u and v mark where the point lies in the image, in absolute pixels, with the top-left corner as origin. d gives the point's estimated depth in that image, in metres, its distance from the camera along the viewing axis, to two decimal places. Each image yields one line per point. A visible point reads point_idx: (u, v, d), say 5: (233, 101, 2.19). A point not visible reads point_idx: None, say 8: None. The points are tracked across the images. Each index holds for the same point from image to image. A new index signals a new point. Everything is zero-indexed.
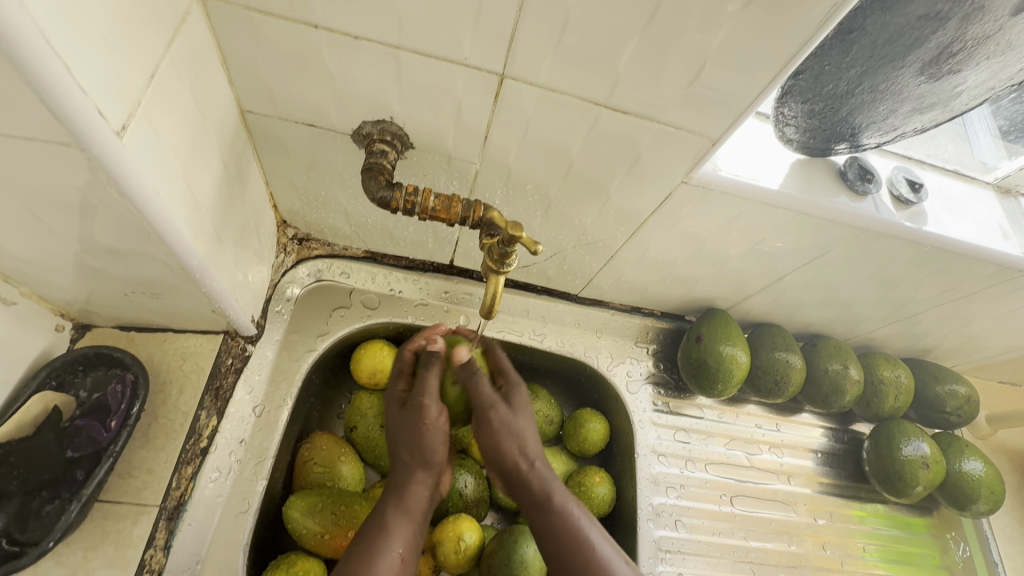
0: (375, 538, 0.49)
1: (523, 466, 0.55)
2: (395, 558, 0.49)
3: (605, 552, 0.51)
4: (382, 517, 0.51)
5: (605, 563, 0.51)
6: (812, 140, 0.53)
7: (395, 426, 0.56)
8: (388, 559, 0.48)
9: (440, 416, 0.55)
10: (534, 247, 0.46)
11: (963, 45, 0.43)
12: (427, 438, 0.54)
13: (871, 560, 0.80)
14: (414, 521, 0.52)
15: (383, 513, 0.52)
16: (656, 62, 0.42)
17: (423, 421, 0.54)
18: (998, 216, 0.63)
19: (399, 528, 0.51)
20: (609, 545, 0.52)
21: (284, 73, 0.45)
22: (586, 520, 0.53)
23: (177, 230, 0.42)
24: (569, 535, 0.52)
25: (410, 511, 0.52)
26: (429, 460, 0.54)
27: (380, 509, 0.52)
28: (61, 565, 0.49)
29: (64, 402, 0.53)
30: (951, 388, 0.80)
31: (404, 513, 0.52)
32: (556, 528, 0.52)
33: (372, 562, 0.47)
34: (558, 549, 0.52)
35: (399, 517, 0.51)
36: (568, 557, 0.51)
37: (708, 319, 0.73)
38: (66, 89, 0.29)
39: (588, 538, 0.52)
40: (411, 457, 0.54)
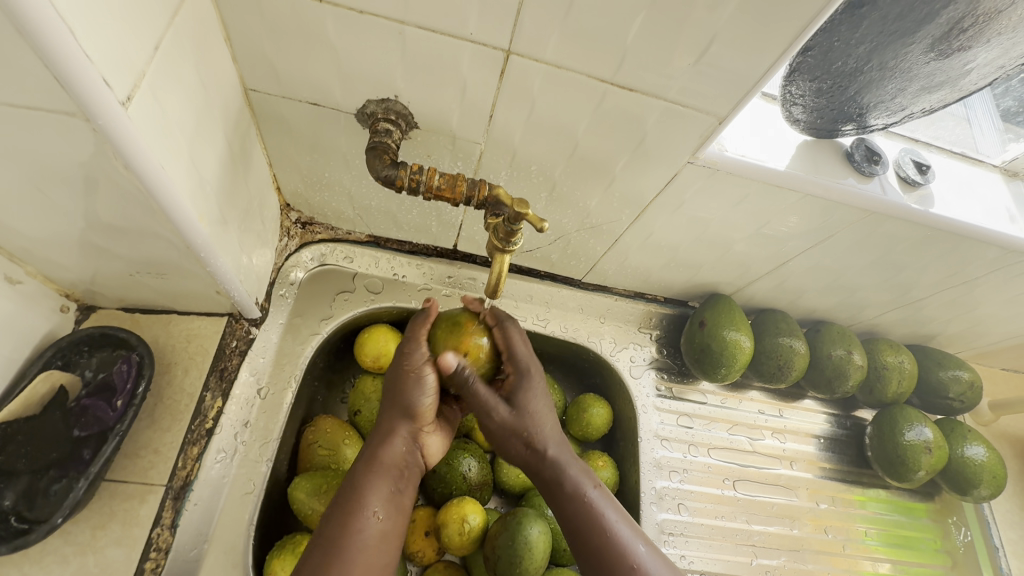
0: (350, 498, 0.47)
1: (534, 451, 0.52)
2: (371, 520, 0.46)
3: (622, 531, 0.49)
4: (357, 476, 0.49)
5: (622, 542, 0.48)
6: (819, 120, 0.52)
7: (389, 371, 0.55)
8: (363, 522, 0.46)
9: (426, 364, 0.53)
10: (540, 224, 0.46)
11: (974, 20, 0.43)
12: (410, 389, 0.52)
13: (872, 544, 0.81)
14: (391, 480, 0.50)
15: (359, 471, 0.49)
16: (663, 39, 0.41)
17: (409, 367, 0.53)
18: (1005, 199, 0.62)
19: (375, 487, 0.48)
20: (626, 524, 0.50)
21: (287, 49, 0.45)
22: (603, 501, 0.51)
23: (182, 207, 0.42)
24: (584, 516, 0.50)
25: (388, 470, 0.50)
26: (412, 413, 0.52)
27: (356, 467, 0.50)
28: (70, 543, 0.50)
29: (70, 381, 0.53)
30: (954, 373, 0.80)
31: (382, 473, 0.49)
32: (571, 509, 0.50)
33: (344, 523, 0.46)
34: (574, 527, 0.50)
35: (375, 474, 0.49)
36: (584, 536, 0.49)
37: (712, 304, 0.73)
38: (70, 55, 0.29)
39: (604, 518, 0.49)
40: (395, 407, 0.52)
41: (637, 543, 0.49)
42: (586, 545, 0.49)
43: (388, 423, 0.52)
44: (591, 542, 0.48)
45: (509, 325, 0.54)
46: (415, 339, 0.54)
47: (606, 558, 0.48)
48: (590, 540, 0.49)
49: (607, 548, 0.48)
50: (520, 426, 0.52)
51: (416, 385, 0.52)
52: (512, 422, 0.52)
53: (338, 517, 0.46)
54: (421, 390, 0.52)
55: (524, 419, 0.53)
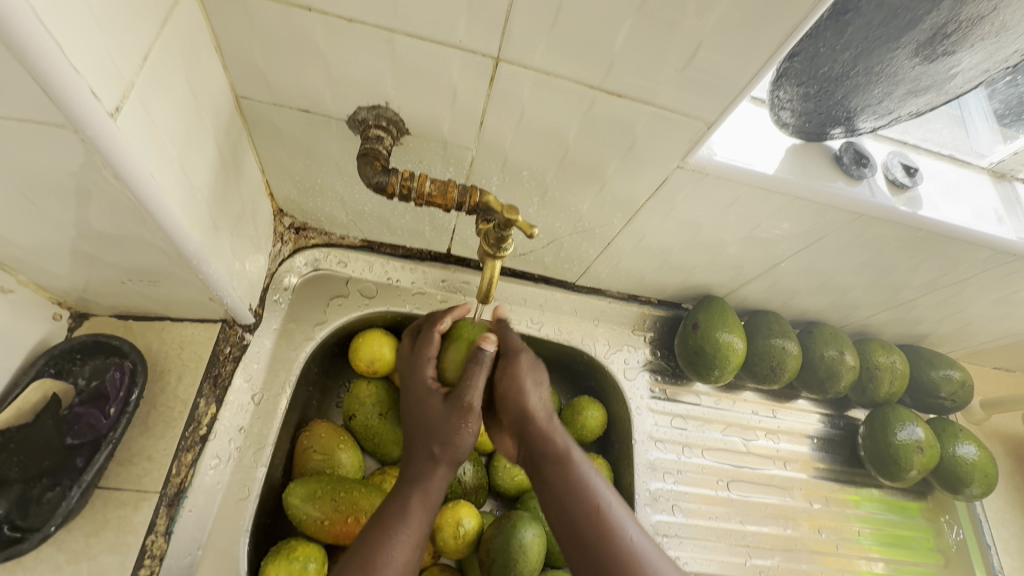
0: (387, 526, 0.48)
1: (540, 419, 0.54)
2: (407, 548, 0.48)
3: (616, 510, 0.50)
4: (397, 508, 0.49)
5: (616, 521, 0.49)
6: (808, 124, 0.53)
7: (420, 412, 0.54)
8: (400, 549, 0.47)
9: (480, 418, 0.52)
10: (530, 230, 0.47)
11: (957, 26, 0.43)
12: (455, 429, 0.52)
13: (866, 543, 0.81)
14: (428, 509, 0.51)
15: (400, 504, 0.50)
16: (651, 45, 0.42)
17: (429, 394, 0.54)
18: (993, 201, 0.63)
19: (415, 516, 0.49)
20: (620, 504, 0.51)
21: (277, 57, 0.45)
22: (599, 480, 0.52)
23: (172, 215, 0.42)
24: (581, 491, 0.51)
25: (425, 500, 0.51)
26: (455, 452, 0.52)
27: (397, 499, 0.50)
28: (63, 551, 0.50)
29: (63, 390, 0.53)
30: (945, 372, 0.80)
31: (418, 502, 0.50)
32: (569, 481, 0.51)
33: (382, 552, 0.46)
34: (571, 501, 0.50)
35: (414, 506, 0.50)
36: (578, 512, 0.50)
37: (704, 306, 0.74)
38: (58, 67, 0.29)
39: (601, 498, 0.50)
40: (435, 444, 0.52)
41: (631, 525, 0.49)
42: (580, 519, 0.49)
43: (424, 461, 0.52)
44: (585, 519, 0.49)
45: (510, 330, 0.58)
46: (422, 359, 0.57)
47: (601, 534, 0.48)
48: (583, 515, 0.49)
49: (599, 525, 0.49)
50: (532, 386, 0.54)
51: (463, 426, 0.52)
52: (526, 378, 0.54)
53: (375, 544, 0.47)
54: (469, 437, 0.52)
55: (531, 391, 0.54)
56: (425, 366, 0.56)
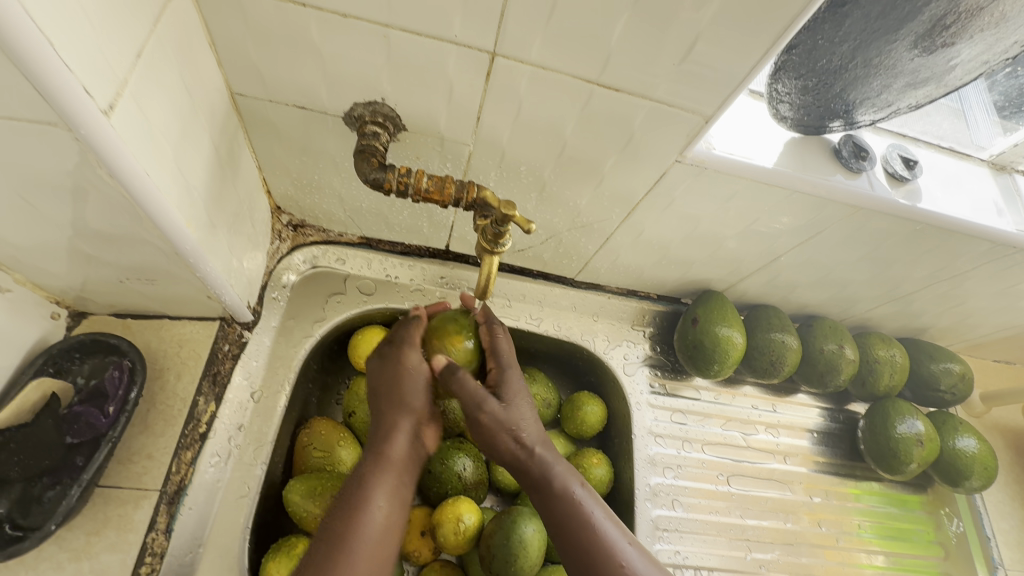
0: (358, 495, 0.48)
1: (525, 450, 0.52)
2: (379, 513, 0.47)
3: (611, 532, 0.49)
4: (363, 473, 0.49)
5: (610, 543, 0.48)
6: (806, 117, 0.53)
7: (375, 376, 0.56)
8: (372, 514, 0.47)
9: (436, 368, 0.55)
10: (528, 225, 0.46)
11: (956, 17, 0.43)
12: (406, 384, 0.54)
13: (866, 537, 0.81)
14: (396, 476, 0.50)
15: (364, 466, 0.50)
16: (648, 39, 0.41)
17: (404, 365, 0.55)
18: (993, 193, 0.63)
19: (382, 481, 0.49)
20: (613, 524, 0.50)
21: (272, 53, 0.45)
22: (590, 501, 0.51)
23: (168, 214, 0.42)
24: (572, 518, 0.49)
25: (392, 466, 0.50)
26: (411, 407, 0.53)
27: (363, 464, 0.50)
28: (65, 549, 0.50)
29: (62, 389, 0.53)
30: (945, 365, 0.80)
31: (386, 468, 0.50)
32: (558, 511, 0.50)
33: (354, 520, 0.46)
34: (565, 532, 0.49)
35: (379, 471, 0.50)
36: (570, 539, 0.49)
37: (703, 301, 0.74)
38: (48, 65, 0.29)
39: (592, 521, 0.49)
40: (392, 405, 0.53)
41: (624, 544, 0.48)
42: (575, 548, 0.48)
43: (386, 420, 0.53)
44: (581, 544, 0.48)
45: (497, 327, 0.57)
46: (408, 343, 0.56)
47: (594, 558, 0.47)
48: (577, 542, 0.48)
49: (592, 550, 0.48)
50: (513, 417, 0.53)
51: (411, 381, 0.54)
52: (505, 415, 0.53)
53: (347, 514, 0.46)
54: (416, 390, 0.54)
55: (512, 420, 0.53)
56: (439, 359, 0.54)
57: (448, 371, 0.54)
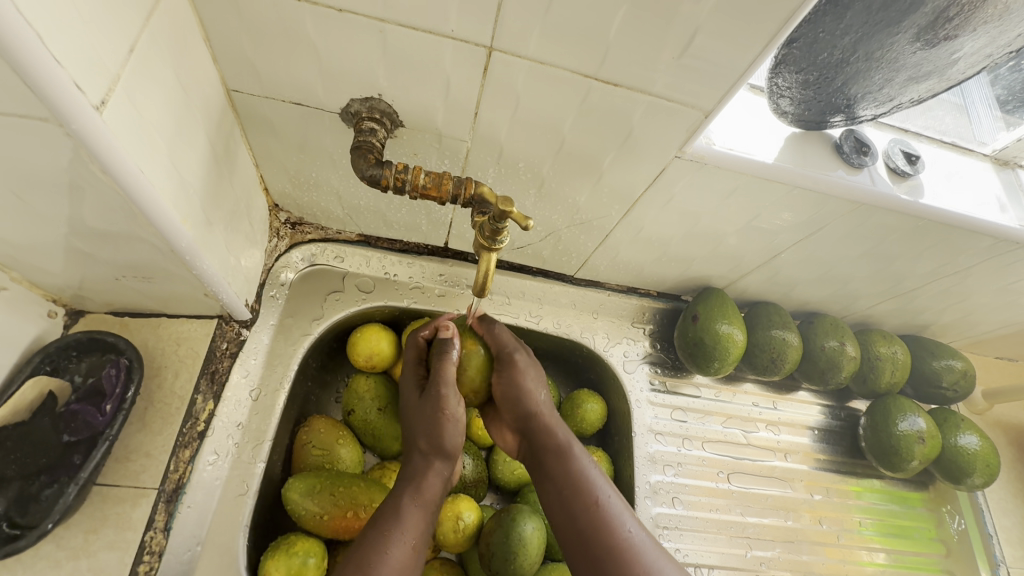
0: (387, 527, 0.47)
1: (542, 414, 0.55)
2: (405, 549, 0.47)
3: (614, 504, 0.50)
4: (395, 509, 0.49)
5: (613, 513, 0.49)
6: (807, 112, 0.52)
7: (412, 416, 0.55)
8: (398, 550, 0.46)
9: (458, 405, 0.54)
10: (525, 222, 0.46)
11: (959, 9, 0.43)
12: (447, 428, 0.53)
13: (867, 534, 0.81)
14: (427, 512, 0.50)
15: (396, 501, 0.50)
16: (646, 33, 0.41)
17: (445, 410, 0.53)
18: (996, 189, 0.62)
19: (413, 517, 0.49)
20: (617, 497, 0.51)
21: (267, 49, 0.44)
22: (596, 472, 0.52)
23: (163, 210, 0.42)
24: (578, 484, 0.51)
25: (423, 502, 0.51)
26: (449, 452, 0.53)
27: (394, 498, 0.50)
28: (62, 548, 0.50)
29: (59, 387, 0.53)
30: (947, 362, 0.80)
31: (416, 504, 0.50)
32: (568, 472, 0.52)
33: (381, 552, 0.46)
34: (571, 494, 0.51)
35: (412, 506, 0.50)
36: (576, 500, 0.50)
37: (703, 298, 0.73)
38: (37, 59, 0.29)
39: (598, 491, 0.51)
40: (430, 446, 0.53)
41: (627, 516, 0.49)
42: (578, 512, 0.49)
43: (420, 462, 0.53)
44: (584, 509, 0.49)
45: (498, 326, 0.58)
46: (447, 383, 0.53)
47: (597, 521, 0.48)
48: (580, 503, 0.50)
49: (596, 512, 0.49)
50: (532, 384, 0.55)
51: (451, 425, 0.53)
52: (525, 377, 0.55)
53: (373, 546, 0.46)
54: (453, 431, 0.53)
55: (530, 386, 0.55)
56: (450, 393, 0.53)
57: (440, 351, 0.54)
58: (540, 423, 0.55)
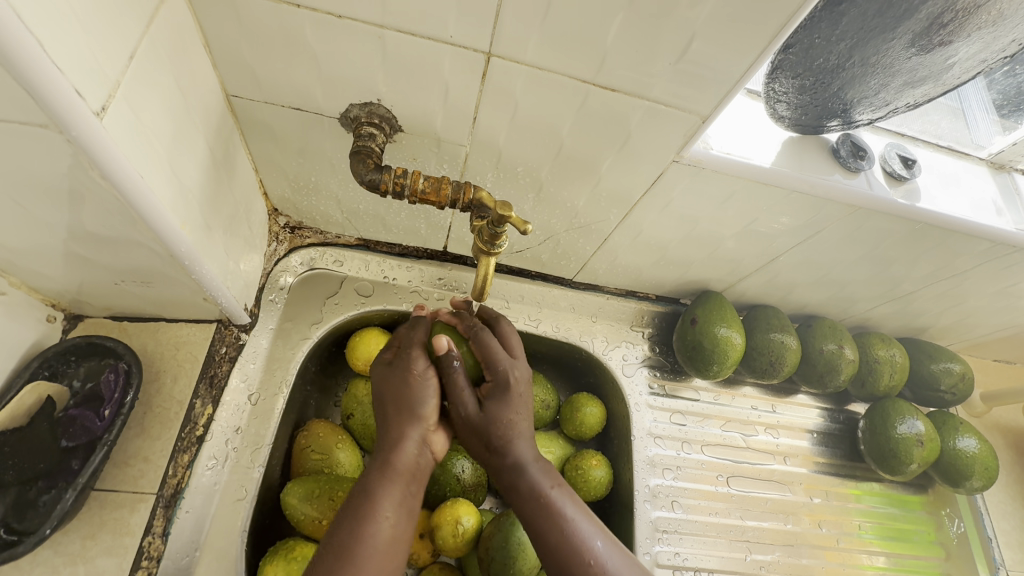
0: (360, 504, 0.45)
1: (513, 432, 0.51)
2: (382, 524, 0.44)
3: (581, 527, 0.47)
4: (367, 482, 0.47)
5: (582, 537, 0.46)
6: (803, 117, 0.52)
7: (381, 386, 0.52)
8: (375, 525, 0.44)
9: (427, 368, 0.53)
10: (523, 226, 0.46)
11: (953, 15, 0.43)
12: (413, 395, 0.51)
13: (867, 537, 0.81)
14: (404, 485, 0.47)
15: (369, 479, 0.47)
16: (643, 39, 0.41)
17: (411, 372, 0.52)
18: (992, 192, 0.63)
19: (387, 491, 0.46)
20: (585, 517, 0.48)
21: (268, 56, 0.45)
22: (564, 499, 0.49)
23: (163, 216, 0.42)
24: (543, 513, 0.48)
25: (399, 475, 0.47)
26: (419, 414, 0.51)
27: (366, 475, 0.48)
28: (60, 553, 0.50)
29: (58, 393, 0.53)
30: (945, 365, 0.80)
31: (391, 477, 0.47)
32: (531, 502, 0.48)
33: (356, 527, 0.43)
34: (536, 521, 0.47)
35: (387, 480, 0.47)
36: (542, 528, 0.47)
37: (702, 301, 0.73)
38: (40, 67, 0.29)
39: (565, 515, 0.47)
40: (398, 412, 0.50)
41: (598, 540, 0.47)
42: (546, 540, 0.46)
43: (392, 432, 0.50)
44: (549, 541, 0.46)
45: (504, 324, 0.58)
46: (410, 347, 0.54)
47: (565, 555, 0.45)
48: (547, 533, 0.47)
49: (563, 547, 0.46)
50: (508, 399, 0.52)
51: (419, 385, 0.51)
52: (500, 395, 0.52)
53: (349, 520, 0.44)
54: (426, 389, 0.52)
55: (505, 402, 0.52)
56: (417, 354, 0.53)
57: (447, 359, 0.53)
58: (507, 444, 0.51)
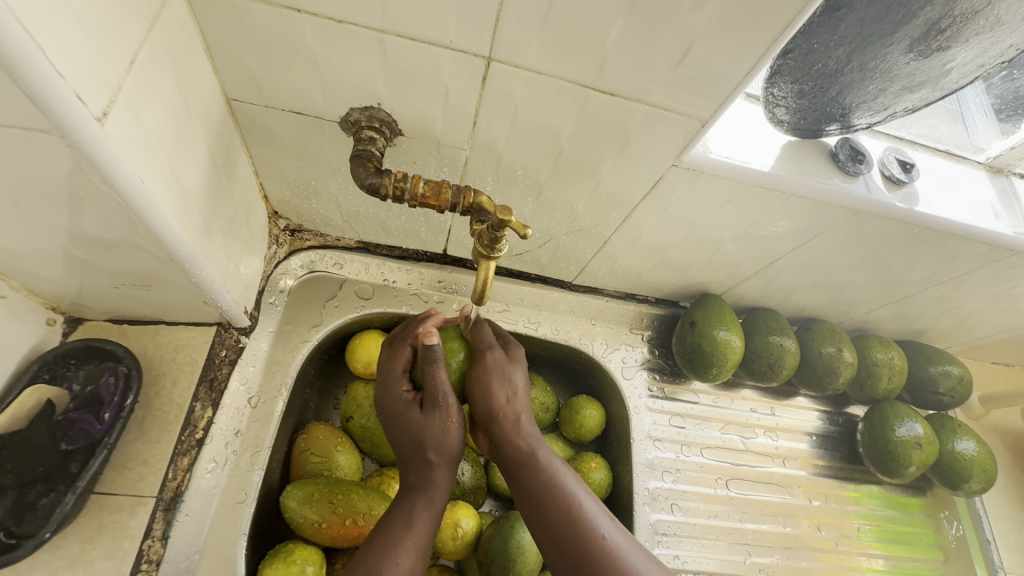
0: (392, 535, 0.47)
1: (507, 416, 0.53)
2: (413, 555, 0.47)
3: (589, 509, 0.49)
4: (400, 516, 0.49)
5: (590, 519, 0.48)
6: (802, 121, 0.53)
7: (404, 425, 0.52)
8: (407, 557, 0.46)
9: (457, 410, 0.53)
10: (523, 230, 0.46)
11: (951, 21, 0.43)
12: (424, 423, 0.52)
13: (866, 540, 0.81)
14: (432, 514, 0.50)
15: (404, 510, 0.49)
16: (643, 45, 0.41)
17: (446, 420, 0.52)
18: (990, 196, 0.63)
19: (418, 523, 0.49)
20: (594, 502, 0.50)
21: (268, 60, 0.45)
22: (573, 483, 0.51)
23: (163, 219, 0.42)
24: (550, 491, 0.49)
25: (428, 505, 0.50)
26: (452, 454, 0.52)
27: (399, 507, 0.50)
28: (59, 557, 0.50)
29: (58, 396, 0.53)
30: (944, 368, 0.80)
31: (422, 509, 0.50)
32: (539, 481, 0.50)
33: (388, 562, 0.45)
34: (544, 502, 0.49)
35: (417, 512, 0.49)
36: (549, 511, 0.48)
37: (701, 304, 0.73)
38: (42, 72, 0.29)
39: (572, 497, 0.49)
40: (431, 454, 0.52)
41: (604, 521, 0.48)
42: (553, 523, 0.48)
43: (421, 468, 0.51)
44: (557, 521, 0.48)
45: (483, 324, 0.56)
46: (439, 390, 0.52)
47: (573, 534, 0.47)
48: (554, 513, 0.48)
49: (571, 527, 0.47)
50: (498, 385, 0.53)
51: (454, 431, 0.52)
52: (492, 378, 0.53)
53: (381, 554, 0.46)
54: (457, 433, 0.53)
55: (507, 380, 0.54)
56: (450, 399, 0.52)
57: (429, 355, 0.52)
58: (506, 430, 0.53)
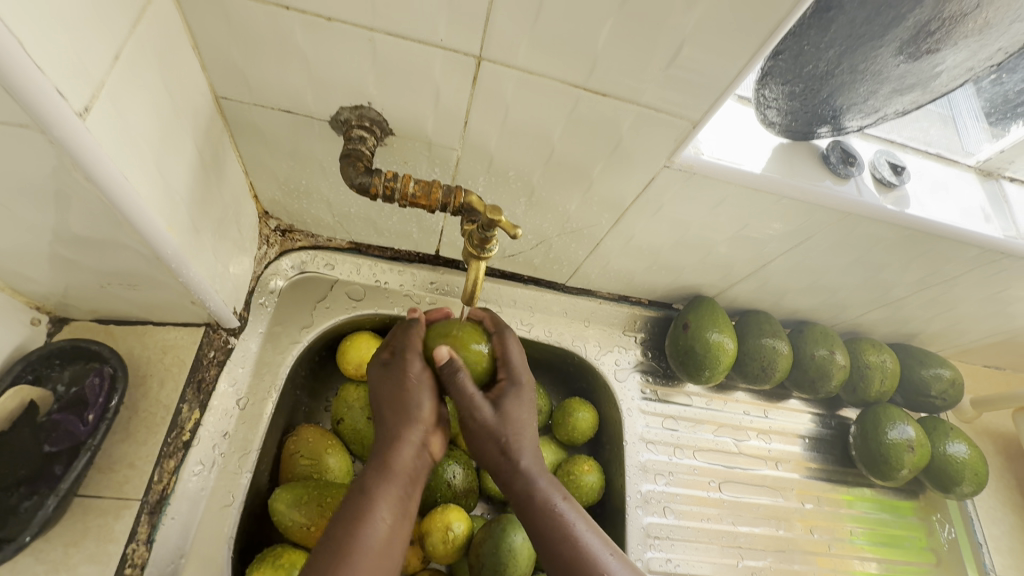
0: (358, 503, 0.45)
1: (516, 441, 0.51)
2: (380, 523, 0.45)
3: (592, 543, 0.47)
4: (363, 483, 0.47)
5: (592, 555, 0.46)
6: (794, 123, 0.53)
7: (378, 386, 0.52)
8: (374, 528, 0.44)
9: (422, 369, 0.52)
10: (513, 230, 0.46)
11: (940, 23, 0.43)
12: (411, 396, 0.51)
13: (858, 543, 0.81)
14: (400, 486, 0.47)
15: (364, 479, 0.47)
16: (633, 45, 0.41)
17: (407, 375, 0.51)
18: (980, 199, 0.63)
19: (383, 492, 0.46)
20: (597, 536, 0.48)
21: (256, 57, 0.44)
22: (573, 514, 0.49)
23: (149, 217, 0.42)
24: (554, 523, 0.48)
25: (397, 476, 0.47)
26: (417, 418, 0.50)
27: (362, 477, 0.47)
28: (41, 561, 0.49)
29: (41, 397, 0.52)
30: (936, 371, 0.80)
31: (388, 478, 0.47)
32: (543, 514, 0.48)
33: (355, 530, 0.43)
34: (547, 527, 0.48)
35: (380, 481, 0.47)
36: (551, 543, 0.47)
37: (694, 307, 0.73)
38: (21, 65, 0.29)
39: (575, 529, 0.48)
40: (396, 415, 0.50)
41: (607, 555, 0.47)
42: (556, 548, 0.47)
43: (392, 428, 0.50)
44: (560, 553, 0.47)
45: (509, 335, 0.55)
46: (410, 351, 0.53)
47: (574, 570, 0.46)
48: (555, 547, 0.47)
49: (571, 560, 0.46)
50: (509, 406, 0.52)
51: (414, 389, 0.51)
52: (501, 402, 0.52)
53: (347, 524, 0.44)
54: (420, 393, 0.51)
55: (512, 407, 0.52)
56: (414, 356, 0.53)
57: (449, 368, 0.51)
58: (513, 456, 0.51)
